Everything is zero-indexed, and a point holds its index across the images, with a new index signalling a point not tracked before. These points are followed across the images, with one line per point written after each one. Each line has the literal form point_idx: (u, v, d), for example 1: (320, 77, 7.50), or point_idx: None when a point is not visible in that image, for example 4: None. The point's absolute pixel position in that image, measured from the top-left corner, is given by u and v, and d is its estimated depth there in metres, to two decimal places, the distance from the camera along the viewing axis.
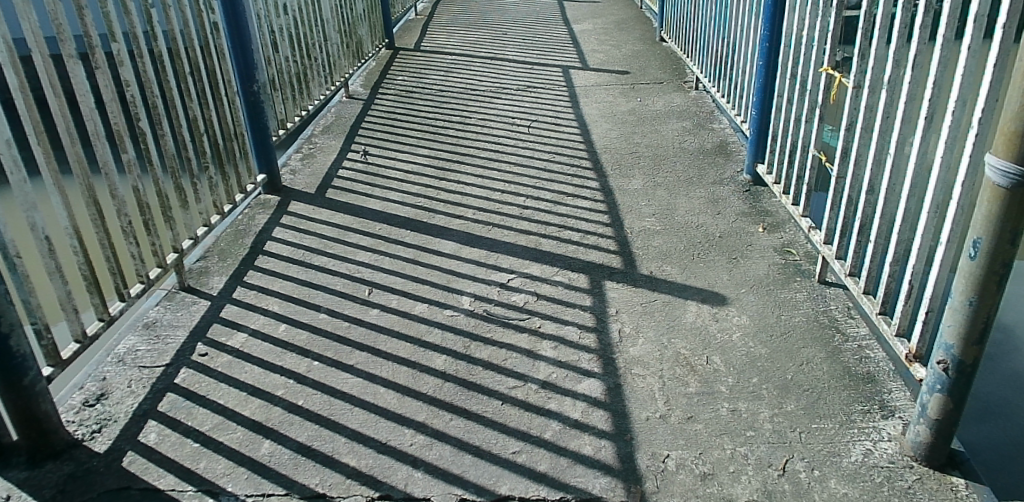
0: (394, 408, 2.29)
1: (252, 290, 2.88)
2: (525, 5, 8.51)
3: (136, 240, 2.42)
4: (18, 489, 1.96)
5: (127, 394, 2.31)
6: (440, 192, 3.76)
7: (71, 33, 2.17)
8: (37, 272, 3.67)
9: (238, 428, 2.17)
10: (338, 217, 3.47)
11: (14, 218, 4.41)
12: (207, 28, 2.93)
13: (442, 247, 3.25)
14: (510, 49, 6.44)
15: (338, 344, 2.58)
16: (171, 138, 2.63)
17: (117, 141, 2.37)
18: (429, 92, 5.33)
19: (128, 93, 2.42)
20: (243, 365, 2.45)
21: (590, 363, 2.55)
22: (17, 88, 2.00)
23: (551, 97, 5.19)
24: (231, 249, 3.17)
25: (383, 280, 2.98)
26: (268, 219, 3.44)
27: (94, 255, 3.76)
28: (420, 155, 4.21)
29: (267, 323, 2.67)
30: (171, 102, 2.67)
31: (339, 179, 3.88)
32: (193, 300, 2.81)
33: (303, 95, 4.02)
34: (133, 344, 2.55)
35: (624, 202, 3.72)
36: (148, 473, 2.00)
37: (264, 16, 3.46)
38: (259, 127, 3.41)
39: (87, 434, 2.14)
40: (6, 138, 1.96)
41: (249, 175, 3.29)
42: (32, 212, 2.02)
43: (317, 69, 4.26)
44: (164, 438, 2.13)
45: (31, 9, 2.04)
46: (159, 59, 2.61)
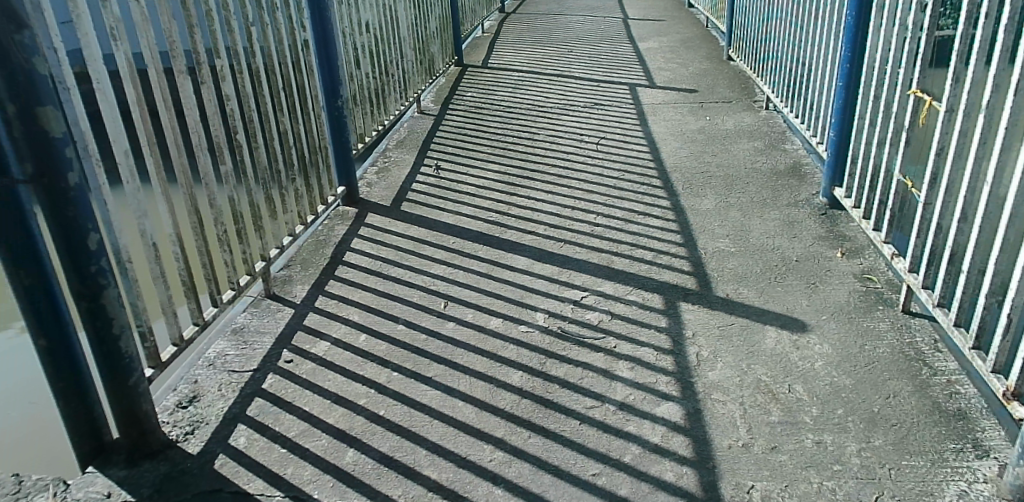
0: (473, 422, 2.30)
1: (332, 299, 2.94)
2: (589, 23, 8.55)
3: (230, 248, 2.51)
4: (118, 487, 2.04)
5: (217, 398, 2.38)
6: (511, 207, 3.79)
7: (183, 49, 2.29)
8: (145, 276, 3.93)
9: (323, 436, 2.22)
10: (412, 230, 3.53)
11: (127, 223, 4.76)
12: (298, 46, 3.05)
13: (515, 262, 3.27)
14: (576, 66, 6.47)
15: (416, 355, 2.61)
16: (264, 150, 2.74)
17: (217, 153, 2.48)
18: (497, 108, 5.39)
19: (229, 107, 2.54)
20: (326, 373, 2.50)
21: (668, 386, 2.50)
22: (136, 101, 2.11)
23: (619, 115, 5.17)
24: (313, 259, 3.25)
25: (458, 294, 3.01)
26: (346, 230, 3.53)
27: (194, 260, 3.99)
28: (489, 170, 4.25)
29: (348, 332, 2.73)
30: (266, 116, 2.78)
31: (411, 193, 3.95)
32: (278, 307, 2.89)
33: (381, 111, 4.12)
34: (223, 349, 2.63)
35: (696, 221, 3.68)
36: (238, 477, 2.06)
37: (348, 33, 3.57)
38: (341, 141, 3.51)
39: (181, 435, 2.22)
40: (125, 148, 2.06)
41: (330, 187, 3.40)
42: (143, 219, 2.12)
43: (394, 85, 4.36)
44: (253, 443, 2.19)
45: (150, 26, 2.17)
46: (257, 75, 2.73)
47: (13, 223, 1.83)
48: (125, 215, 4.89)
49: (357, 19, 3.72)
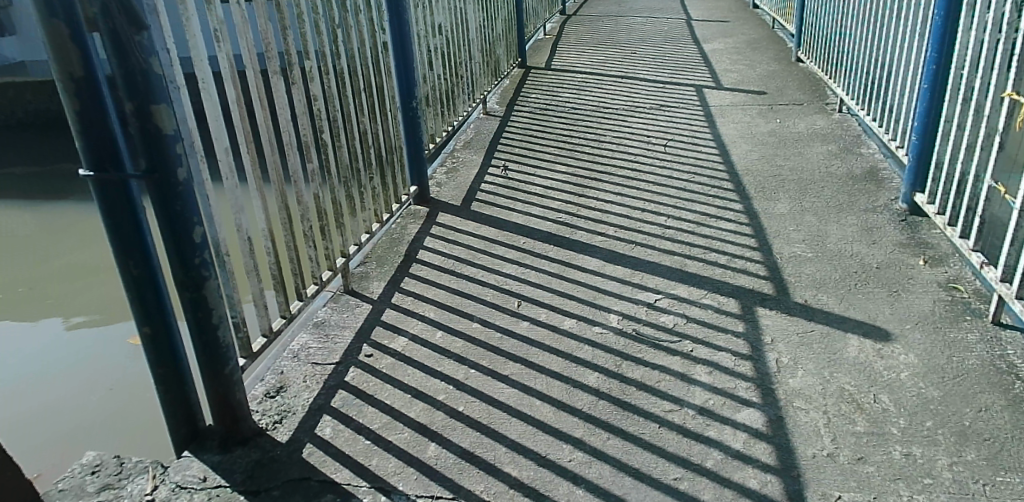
0: (551, 422, 2.30)
1: (408, 296, 3.01)
2: (652, 25, 8.48)
3: (315, 243, 2.62)
4: (213, 472, 2.10)
5: (303, 389, 2.46)
6: (581, 209, 3.80)
7: (277, 51, 2.40)
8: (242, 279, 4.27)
9: (405, 430, 2.26)
10: (482, 229, 3.58)
11: (229, 230, 5.19)
12: (378, 48, 3.16)
13: (587, 263, 3.26)
14: (640, 68, 6.43)
15: (492, 354, 2.63)
16: (346, 149, 2.84)
17: (304, 151, 2.59)
18: (562, 110, 5.41)
19: (315, 107, 2.65)
20: (405, 368, 2.55)
21: (748, 392, 2.45)
22: (235, 101, 2.23)
23: (685, 117, 5.11)
24: (388, 256, 3.33)
25: (531, 293, 3.02)
26: (419, 229, 3.60)
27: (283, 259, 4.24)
28: (557, 172, 4.27)
29: (425, 329, 2.77)
30: (347, 115, 2.89)
31: (480, 193, 4.00)
32: (356, 303, 2.96)
33: (451, 111, 4.18)
34: (306, 341, 2.72)
35: (771, 225, 3.60)
36: (325, 467, 2.11)
37: (423, 36, 3.66)
38: (414, 141, 3.60)
39: (270, 424, 2.30)
40: (226, 146, 2.18)
41: (403, 186, 3.50)
42: (240, 214, 2.23)
43: (463, 87, 4.43)
44: (338, 434, 2.24)
45: (249, 29, 2.28)
46: (341, 76, 2.84)
47: (125, 217, 1.94)
48: (228, 223, 5.33)
49: (431, 21, 3.80)
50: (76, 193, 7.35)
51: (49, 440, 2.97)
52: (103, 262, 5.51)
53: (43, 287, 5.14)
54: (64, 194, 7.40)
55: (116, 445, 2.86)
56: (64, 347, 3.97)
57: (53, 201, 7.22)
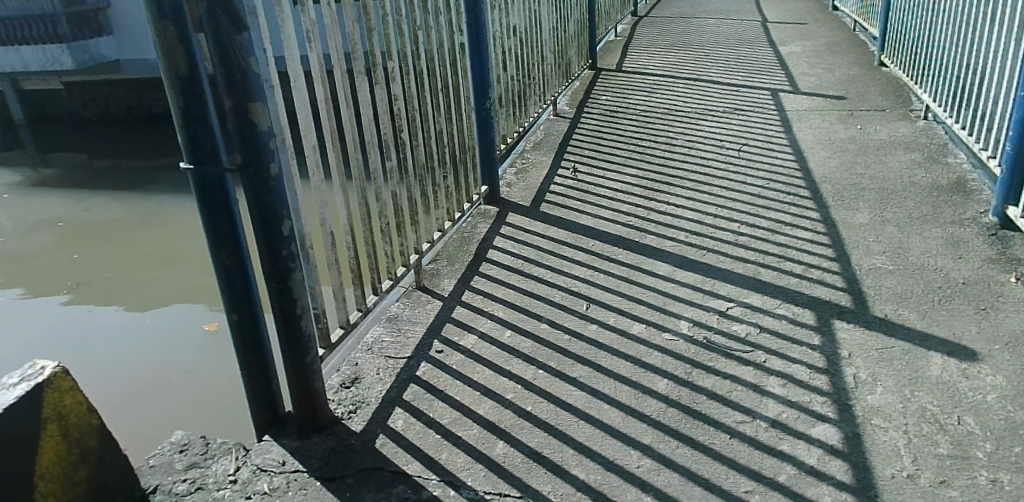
0: (620, 427, 2.29)
1: (478, 294, 3.08)
2: (726, 26, 8.32)
3: (391, 239, 2.71)
4: (292, 456, 2.18)
5: (376, 381, 2.54)
6: (650, 213, 3.78)
7: (362, 50, 2.50)
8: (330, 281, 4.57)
9: (474, 426, 2.30)
10: (552, 231, 3.62)
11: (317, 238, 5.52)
12: (456, 48, 3.24)
13: (656, 267, 3.24)
14: (714, 70, 6.34)
15: (561, 355, 2.65)
16: (423, 147, 2.93)
17: (384, 149, 2.69)
18: (633, 113, 5.40)
19: (395, 106, 2.74)
20: (475, 365, 2.61)
21: (824, 407, 2.37)
22: (323, 99, 2.32)
23: (759, 121, 5.01)
24: (458, 254, 3.42)
25: (600, 296, 3.03)
26: (488, 228, 3.68)
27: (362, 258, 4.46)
28: (627, 176, 4.26)
29: (494, 327, 2.83)
30: (424, 115, 2.98)
31: (550, 194, 4.05)
32: (428, 299, 3.05)
33: (522, 113, 4.28)
34: (380, 335, 2.82)
35: (850, 236, 3.49)
36: (397, 458, 2.16)
37: (499, 36, 3.75)
38: (487, 142, 3.69)
39: (345, 413, 2.39)
40: (313, 143, 2.28)
41: (474, 186, 3.60)
42: (324, 209, 2.33)
43: (535, 88, 4.53)
44: (410, 426, 2.30)
45: (337, 29, 2.38)
46: (421, 76, 2.93)
47: (220, 209, 2.05)
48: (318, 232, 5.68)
49: (507, 23, 3.88)
50: (168, 185, 7.84)
51: (158, 419, 3.32)
52: (194, 247, 5.91)
53: (142, 268, 5.56)
54: (156, 186, 7.90)
55: (206, 426, 3.19)
56: (167, 330, 4.37)
57: (144, 190, 7.75)
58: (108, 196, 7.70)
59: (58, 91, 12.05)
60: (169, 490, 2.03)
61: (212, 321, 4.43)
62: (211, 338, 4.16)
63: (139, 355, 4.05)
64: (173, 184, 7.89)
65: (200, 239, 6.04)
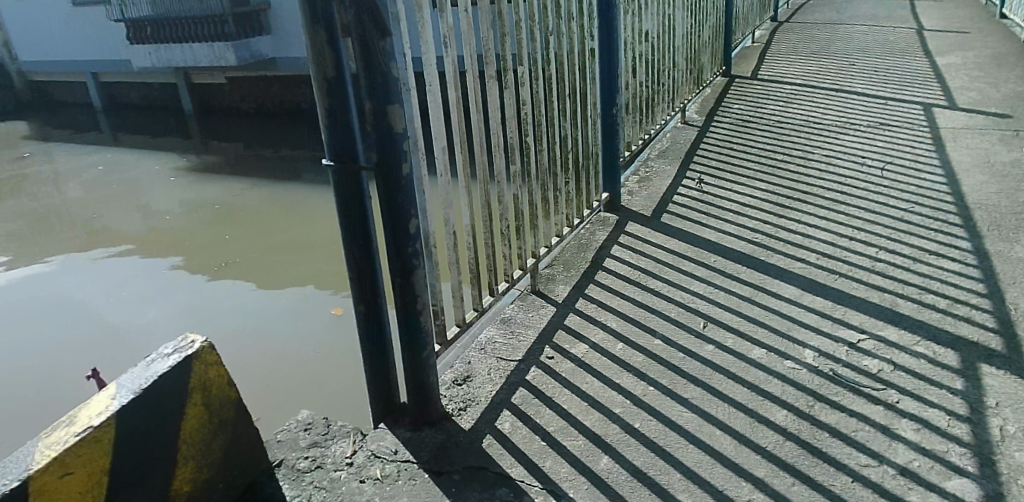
0: (731, 455, 2.14)
1: (592, 303, 3.07)
2: (876, 34, 7.73)
3: (510, 242, 2.75)
4: (403, 446, 2.27)
5: (487, 381, 2.60)
6: (778, 230, 3.59)
7: (494, 54, 2.55)
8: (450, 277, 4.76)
9: (579, 437, 2.27)
10: (672, 243, 3.55)
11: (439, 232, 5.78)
12: (586, 53, 3.23)
13: (782, 290, 3.07)
14: (859, 81, 5.93)
15: (674, 373, 2.57)
16: (547, 152, 2.95)
17: (509, 153, 2.73)
18: (766, 123, 5.18)
19: (523, 111, 2.77)
20: (584, 375, 2.59)
21: (962, 459, 2.03)
22: (455, 102, 2.39)
23: (907, 137, 4.61)
24: (574, 261, 3.44)
25: (719, 315, 2.92)
26: (607, 236, 3.67)
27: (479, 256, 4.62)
28: (755, 190, 4.08)
29: (606, 339, 2.80)
30: (551, 120, 3.01)
31: (673, 205, 3.98)
32: (541, 304, 3.09)
33: (648, 120, 4.31)
34: (493, 336, 2.89)
35: (1004, 269, 3.06)
36: (502, 460, 2.18)
37: (631, 42, 3.75)
38: (611, 149, 3.69)
39: (456, 410, 2.45)
40: (444, 145, 2.35)
41: (595, 192, 3.61)
42: (448, 209, 2.40)
43: (663, 95, 4.54)
44: (516, 429, 2.32)
45: (472, 34, 2.43)
46: (550, 81, 2.95)
47: (355, 204, 2.16)
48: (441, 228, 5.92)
49: (639, 28, 3.88)
50: (308, 175, 8.47)
51: (287, 396, 3.63)
52: (327, 234, 6.35)
53: (281, 250, 6.07)
54: (298, 175, 8.55)
55: (330, 408, 3.47)
56: (300, 311, 4.74)
57: (288, 178, 8.43)
58: (256, 183, 8.45)
59: (226, 84, 13.60)
60: (292, 466, 2.17)
61: (339, 305, 4.74)
62: (337, 322, 4.46)
63: (274, 333, 4.42)
64: (313, 174, 8.51)
65: (332, 226, 6.49)
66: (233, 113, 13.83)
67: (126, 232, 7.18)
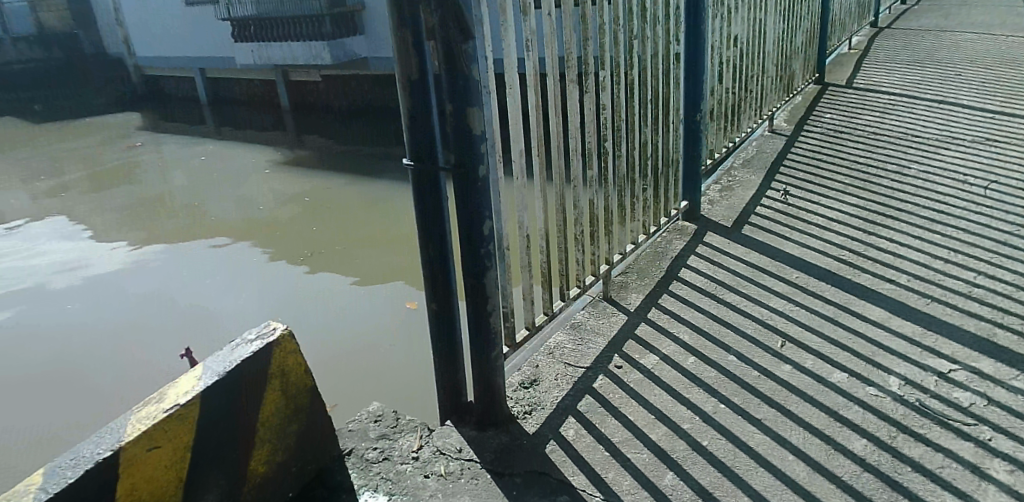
0: (802, 481, 2.03)
1: (665, 314, 3.00)
2: (989, 42, 7.19)
3: (584, 247, 2.73)
4: (468, 445, 2.29)
5: (553, 386, 2.59)
6: (867, 248, 3.39)
7: (576, 58, 2.53)
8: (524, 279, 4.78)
9: (644, 450, 2.22)
10: (753, 256, 3.42)
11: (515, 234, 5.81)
12: (670, 58, 3.17)
13: (868, 311, 2.89)
14: (967, 92, 5.52)
15: (747, 392, 2.47)
16: (625, 158, 2.90)
17: (587, 158, 2.70)
18: (859, 134, 4.91)
19: (603, 116, 2.74)
20: (652, 387, 2.54)
21: None
22: (534, 104, 2.39)
23: (1019, 154, 4.25)
24: (649, 270, 3.37)
25: (799, 334, 2.79)
26: (684, 246, 3.58)
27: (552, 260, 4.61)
28: (844, 205, 3.87)
29: (678, 351, 2.74)
30: (631, 126, 2.96)
31: (755, 217, 3.84)
32: (613, 312, 3.06)
33: (733, 127, 4.19)
34: (562, 341, 2.88)
35: None
36: (564, 467, 2.16)
37: (717, 48, 3.65)
38: (692, 156, 3.60)
39: (521, 413, 2.46)
40: (520, 148, 2.36)
41: (674, 200, 3.52)
42: (523, 212, 2.40)
43: (750, 102, 4.40)
44: (580, 437, 2.30)
45: (555, 37, 2.43)
46: (631, 86, 2.90)
47: (432, 204, 2.20)
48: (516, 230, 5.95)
49: (728, 33, 3.78)
50: (391, 172, 8.72)
51: (362, 387, 3.76)
52: (406, 230, 6.52)
53: (363, 244, 6.29)
54: (382, 172, 8.82)
55: (402, 401, 3.57)
56: (377, 304, 4.89)
57: (372, 175, 8.70)
58: (342, 178, 8.77)
59: (320, 83, 14.20)
60: (361, 455, 2.23)
61: (414, 301, 4.86)
62: (412, 317, 4.58)
63: (352, 325, 4.58)
64: (396, 171, 8.76)
65: (411, 223, 6.65)
66: (323, 110, 14.43)
67: (223, 220, 7.63)
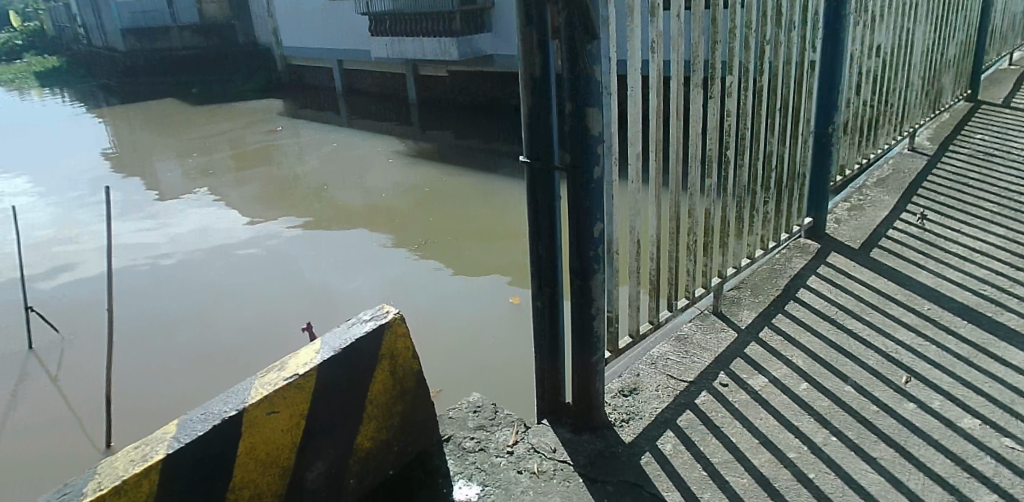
0: None
1: (779, 335, 2.85)
2: None
3: (696, 257, 2.64)
4: (562, 446, 2.28)
5: (653, 397, 2.53)
6: (1015, 285, 3.05)
7: (703, 62, 2.45)
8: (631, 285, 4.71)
9: (744, 475, 2.12)
10: (880, 282, 3.19)
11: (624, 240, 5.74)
12: (804, 66, 3.00)
13: (1012, 354, 2.61)
14: None
15: (863, 427, 2.30)
16: (747, 168, 2.78)
17: (706, 165, 2.61)
18: (1015, 159, 4.44)
19: (726, 123, 2.64)
20: (759, 410, 2.42)
21: None
22: (655, 108, 2.33)
23: None
24: (764, 286, 3.22)
25: (927, 371, 2.56)
26: (805, 264, 3.39)
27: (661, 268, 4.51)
28: (990, 235, 3.51)
29: (789, 376, 2.59)
30: (756, 135, 2.83)
31: (886, 240, 3.57)
32: (722, 327, 2.94)
33: (868, 143, 3.92)
34: (666, 352, 2.81)
35: None
36: (658, 481, 2.11)
37: (858, 58, 3.43)
38: (820, 171, 3.40)
39: (619, 420, 2.42)
40: (637, 151, 2.32)
41: (797, 216, 3.34)
42: (635, 217, 2.36)
43: (890, 117, 4.10)
44: (677, 453, 2.24)
45: (682, 40, 2.36)
46: (760, 93, 2.77)
47: (544, 203, 2.21)
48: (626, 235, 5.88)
49: (871, 41, 3.53)
50: (503, 168, 8.86)
51: (463, 376, 3.87)
52: (513, 227, 6.60)
53: (470, 238, 6.44)
54: (495, 168, 8.98)
55: (501, 396, 3.64)
56: (480, 297, 4.99)
57: (484, 171, 8.89)
58: (455, 172, 9.03)
59: (445, 78, 14.67)
60: (458, 443, 2.28)
61: (516, 296, 4.93)
62: (514, 313, 4.64)
63: (456, 316, 4.70)
64: (507, 169, 8.89)
65: (518, 221, 6.73)
66: (443, 105, 14.89)
67: (345, 205, 8.08)
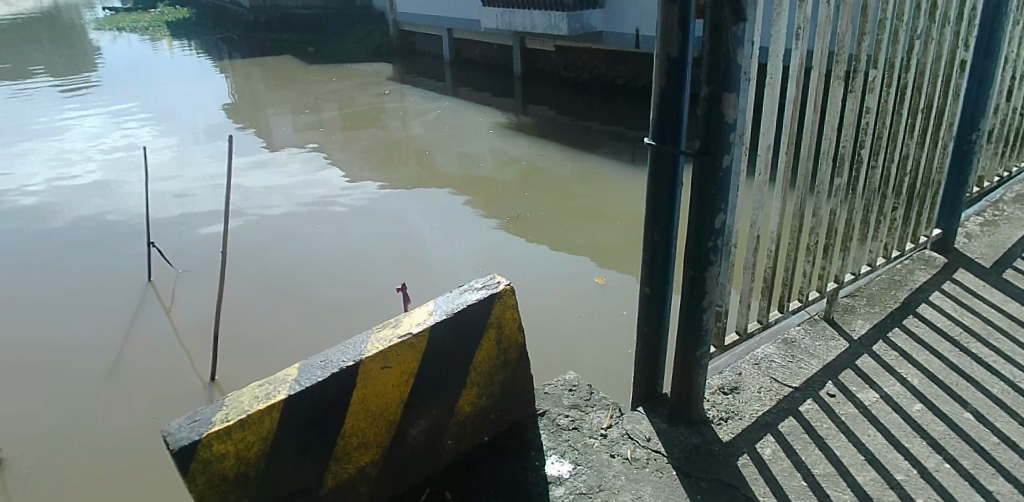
0: None
1: (894, 350, 2.69)
2: None
3: (815, 259, 2.51)
4: (657, 436, 2.25)
5: (755, 398, 2.45)
6: None
7: (848, 53, 2.30)
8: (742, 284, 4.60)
9: (846, 491, 2.03)
10: (1013, 306, 2.94)
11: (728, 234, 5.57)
12: (955, 65, 2.77)
13: None
14: None
15: (982, 458, 2.14)
16: (879, 170, 2.61)
17: (838, 163, 2.46)
18: None
19: (865, 120, 2.47)
20: (867, 426, 2.30)
21: None
22: (792, 99, 2.21)
23: None
24: (882, 297, 3.04)
25: None
26: (929, 278, 3.17)
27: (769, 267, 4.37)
28: None
29: (903, 394, 2.44)
30: (894, 135, 2.65)
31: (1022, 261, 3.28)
32: (833, 336, 2.80)
33: (1012, 154, 3.61)
34: (770, 354, 2.71)
35: None
36: (755, 485, 2.05)
37: (1014, 60, 3.13)
38: (957, 180, 3.16)
39: (717, 417, 2.35)
40: (768, 142, 2.21)
41: (925, 225, 3.13)
42: (758, 210, 2.26)
43: None
44: (777, 459, 2.16)
45: (829, 28, 2.22)
46: (904, 91, 2.58)
47: (665, 188, 2.14)
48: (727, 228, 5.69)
49: None
50: (601, 149, 8.73)
51: (552, 353, 3.90)
52: (607, 210, 6.52)
53: (563, 217, 6.41)
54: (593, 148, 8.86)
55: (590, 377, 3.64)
56: (569, 277, 4.98)
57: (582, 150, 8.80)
58: (552, 149, 8.98)
59: (552, 53, 14.55)
60: (553, 419, 2.29)
61: (603, 277, 4.92)
62: (604, 295, 4.60)
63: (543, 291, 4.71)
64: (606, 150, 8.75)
65: (613, 204, 6.64)
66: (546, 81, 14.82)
67: (442, 172, 8.22)
